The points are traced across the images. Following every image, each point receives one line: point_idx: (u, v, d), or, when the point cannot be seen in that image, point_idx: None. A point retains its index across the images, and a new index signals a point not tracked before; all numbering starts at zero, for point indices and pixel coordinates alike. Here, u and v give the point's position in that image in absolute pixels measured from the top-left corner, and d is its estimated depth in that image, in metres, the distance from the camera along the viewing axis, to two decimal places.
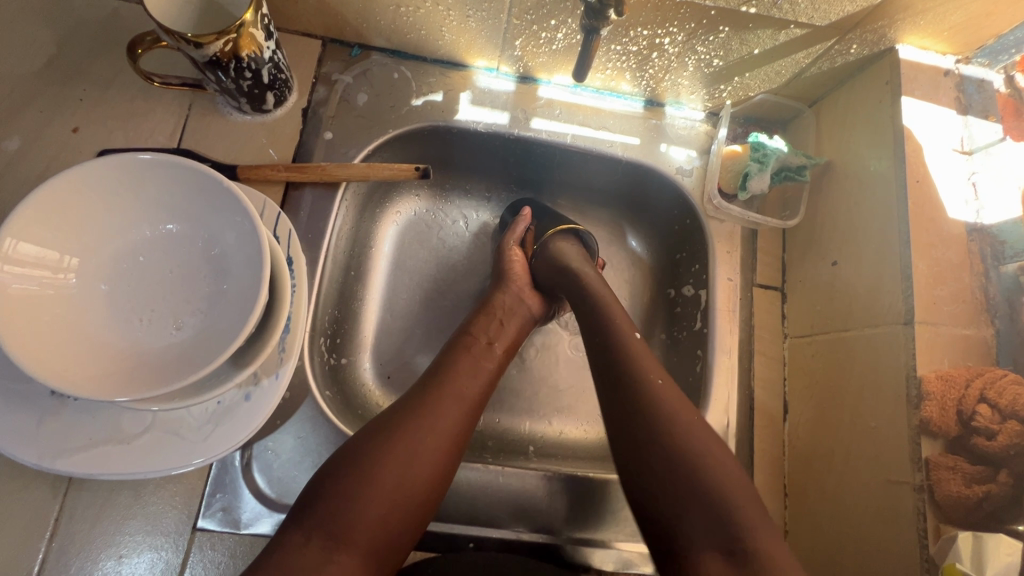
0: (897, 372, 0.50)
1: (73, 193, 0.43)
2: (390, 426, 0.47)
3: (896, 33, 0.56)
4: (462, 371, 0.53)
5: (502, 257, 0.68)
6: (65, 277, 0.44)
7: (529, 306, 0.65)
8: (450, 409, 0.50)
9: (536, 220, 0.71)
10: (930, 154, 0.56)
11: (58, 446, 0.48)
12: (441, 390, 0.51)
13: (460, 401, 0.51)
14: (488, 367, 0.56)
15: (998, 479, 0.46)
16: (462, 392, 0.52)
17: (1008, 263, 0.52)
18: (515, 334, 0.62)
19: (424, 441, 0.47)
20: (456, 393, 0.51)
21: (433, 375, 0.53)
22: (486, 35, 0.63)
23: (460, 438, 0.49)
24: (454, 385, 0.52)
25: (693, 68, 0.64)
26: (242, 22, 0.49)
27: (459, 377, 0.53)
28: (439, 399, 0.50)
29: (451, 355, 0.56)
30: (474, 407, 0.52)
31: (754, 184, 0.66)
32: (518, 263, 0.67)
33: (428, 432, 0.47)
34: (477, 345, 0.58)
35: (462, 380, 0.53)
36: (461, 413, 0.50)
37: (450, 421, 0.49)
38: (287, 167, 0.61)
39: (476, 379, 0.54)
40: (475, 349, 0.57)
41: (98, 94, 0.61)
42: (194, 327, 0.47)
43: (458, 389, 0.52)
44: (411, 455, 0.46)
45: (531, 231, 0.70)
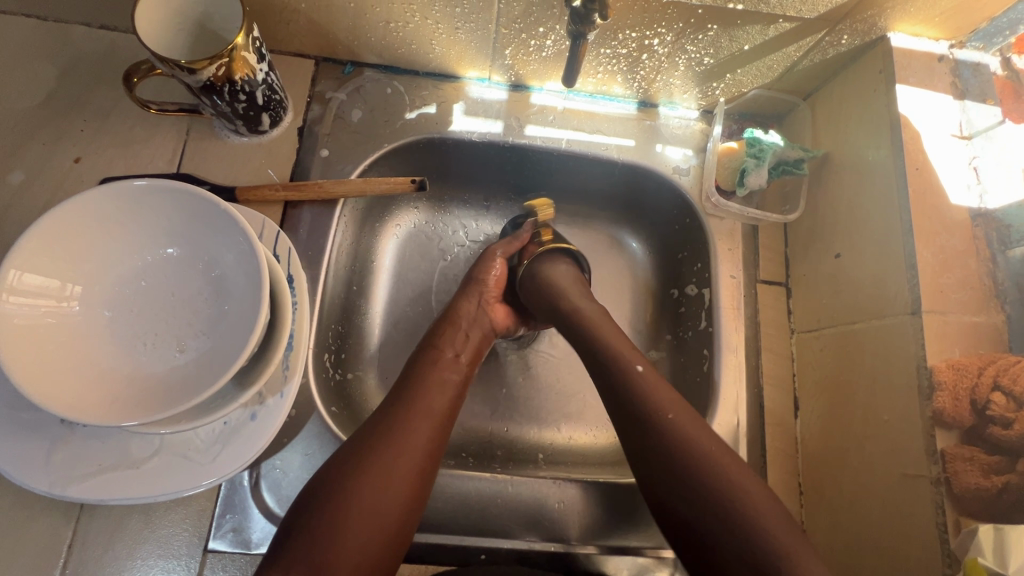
0: (907, 363, 0.49)
1: (73, 222, 0.44)
2: (364, 446, 0.48)
3: (887, 21, 0.56)
4: (431, 387, 0.55)
5: (483, 265, 0.68)
6: (68, 305, 0.44)
7: (493, 317, 0.66)
8: (420, 425, 0.51)
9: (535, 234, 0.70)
10: (928, 140, 0.55)
11: (69, 472, 0.48)
12: (408, 406, 0.52)
13: (429, 416, 0.52)
14: (455, 379, 0.57)
15: (1016, 469, 0.44)
16: (430, 407, 0.53)
17: (1015, 248, 0.51)
18: (480, 344, 0.63)
19: (399, 460, 0.48)
20: (425, 407, 0.52)
21: (401, 392, 0.54)
22: (475, 46, 0.63)
23: (433, 452, 0.51)
24: (422, 401, 0.53)
25: (684, 67, 0.64)
26: (234, 46, 0.50)
27: (427, 393, 0.54)
28: (410, 417, 0.51)
29: (419, 370, 0.56)
30: (444, 421, 0.53)
31: (752, 180, 0.65)
32: (495, 275, 0.68)
33: (401, 452, 0.48)
34: (444, 357, 0.59)
35: (429, 396, 0.54)
36: (432, 428, 0.51)
37: (421, 438, 0.50)
38: (285, 187, 0.61)
39: (445, 393, 0.55)
40: (442, 363, 0.58)
41: (99, 124, 0.62)
42: (196, 349, 0.47)
43: (426, 404, 0.53)
44: (385, 474, 0.47)
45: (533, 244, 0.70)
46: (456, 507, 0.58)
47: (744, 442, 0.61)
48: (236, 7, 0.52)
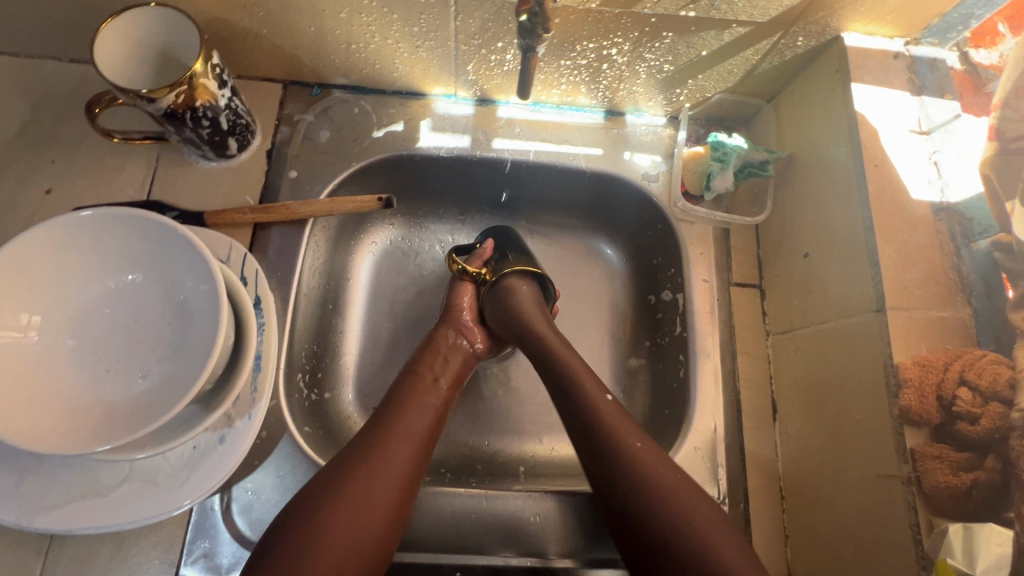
0: (875, 360, 0.49)
1: (32, 253, 0.44)
2: (341, 467, 0.48)
3: (840, 21, 0.56)
4: (410, 410, 0.55)
5: (454, 291, 0.69)
6: (27, 335, 0.45)
7: (472, 344, 0.66)
8: (398, 446, 0.51)
9: (497, 251, 0.70)
10: (887, 137, 0.55)
11: (35, 503, 0.48)
12: (387, 428, 0.52)
13: (408, 438, 0.52)
14: (435, 402, 0.57)
15: (986, 466, 0.43)
16: (409, 429, 0.53)
17: (979, 240, 0.51)
18: (461, 368, 0.63)
19: (376, 482, 0.48)
20: (405, 430, 0.52)
21: (379, 415, 0.54)
22: (437, 63, 0.64)
23: (412, 475, 0.50)
24: (401, 424, 0.53)
25: (645, 75, 0.64)
26: (193, 73, 0.51)
27: (406, 415, 0.54)
28: (389, 439, 0.51)
29: (399, 393, 0.56)
30: (423, 444, 0.53)
31: (718, 183, 0.65)
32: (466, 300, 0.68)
33: (378, 473, 0.48)
34: (421, 381, 0.58)
35: (407, 418, 0.54)
36: (410, 451, 0.51)
37: (398, 460, 0.50)
38: (253, 209, 0.62)
39: (423, 416, 0.55)
40: (420, 386, 0.58)
41: (69, 155, 0.63)
42: (159, 374, 0.47)
43: (404, 427, 0.53)
44: (361, 495, 0.47)
45: (492, 261, 0.69)
46: (431, 523, 0.58)
47: (723, 447, 0.60)
48: (194, 35, 0.53)
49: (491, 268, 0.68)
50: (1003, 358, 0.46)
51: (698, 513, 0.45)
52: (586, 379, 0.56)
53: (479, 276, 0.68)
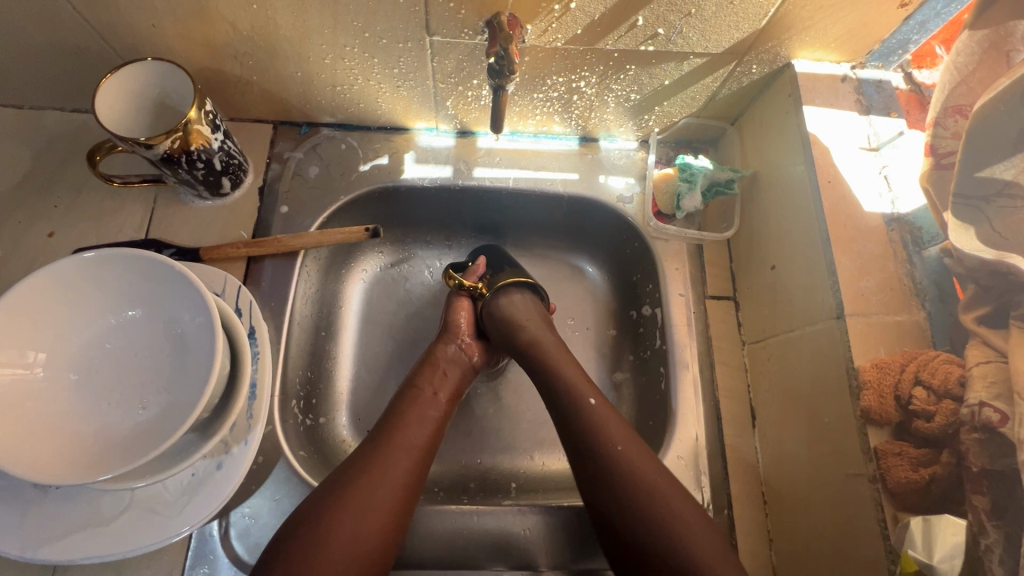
0: (838, 364, 0.52)
1: (39, 294, 0.47)
2: (345, 477, 0.51)
3: (789, 50, 0.61)
4: (410, 422, 0.57)
5: (450, 310, 0.71)
6: (32, 372, 0.47)
7: (471, 357, 0.68)
8: (399, 459, 0.53)
9: (490, 268, 0.73)
10: (838, 155, 0.59)
11: (39, 535, 0.49)
12: (389, 438, 0.54)
13: (409, 450, 0.54)
14: (434, 416, 0.59)
15: (942, 461, 0.46)
16: (409, 442, 0.55)
17: (929, 248, 0.54)
18: (459, 382, 0.65)
19: (376, 494, 0.50)
20: (405, 443, 0.54)
21: (382, 426, 0.56)
22: (418, 100, 0.68)
23: (412, 486, 0.52)
24: (402, 435, 0.55)
25: (614, 104, 0.68)
26: (187, 121, 0.55)
27: (406, 428, 0.56)
28: (389, 452, 0.53)
29: (399, 407, 0.58)
30: (423, 456, 0.55)
31: (687, 203, 0.69)
32: (464, 316, 0.70)
33: (381, 483, 0.50)
34: (422, 395, 0.60)
35: (409, 429, 0.56)
36: (411, 462, 0.53)
37: (401, 470, 0.52)
38: (247, 244, 0.65)
39: (424, 428, 0.57)
40: (421, 399, 0.60)
41: (71, 199, 0.66)
42: (159, 404, 0.49)
43: (406, 437, 0.55)
44: (365, 502, 0.49)
45: (485, 277, 0.72)
46: (425, 540, 0.59)
47: (704, 455, 0.62)
48: (188, 84, 0.57)
49: (487, 283, 0.70)
50: (955, 357, 0.48)
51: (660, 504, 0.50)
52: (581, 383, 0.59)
53: (476, 291, 0.70)
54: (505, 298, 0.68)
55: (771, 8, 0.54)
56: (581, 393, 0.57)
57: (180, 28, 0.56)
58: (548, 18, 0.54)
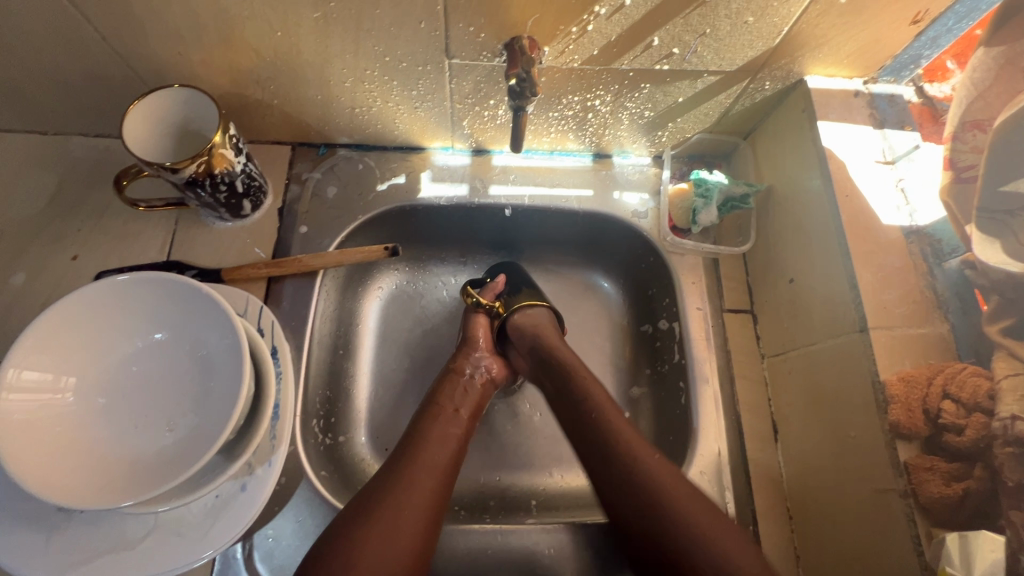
0: (864, 378, 0.52)
1: (70, 317, 0.48)
2: (370, 498, 0.50)
3: (802, 67, 0.62)
4: (433, 440, 0.57)
5: (467, 322, 0.72)
6: (62, 396, 0.47)
7: (492, 373, 0.68)
8: (423, 477, 0.53)
9: (511, 286, 0.73)
10: (854, 168, 0.60)
11: (65, 560, 0.49)
12: (411, 456, 0.54)
13: (433, 469, 0.54)
14: (456, 433, 0.59)
15: (976, 475, 0.45)
16: (433, 460, 0.55)
17: (950, 260, 0.54)
18: (480, 398, 0.65)
19: (403, 513, 0.50)
20: (429, 462, 0.54)
21: (405, 445, 0.56)
22: (435, 120, 0.69)
23: (438, 506, 0.52)
24: (426, 454, 0.55)
25: (628, 121, 0.69)
26: (213, 145, 0.56)
27: (429, 447, 0.56)
28: (413, 471, 0.53)
29: (421, 425, 0.59)
30: (447, 475, 0.55)
31: (703, 218, 0.70)
32: (482, 330, 0.70)
33: (409, 502, 0.50)
34: (444, 412, 0.61)
35: (431, 447, 0.56)
36: (436, 481, 0.53)
37: (426, 489, 0.52)
38: (267, 264, 0.66)
39: (447, 447, 0.57)
40: (444, 417, 0.60)
41: (93, 223, 0.67)
42: (185, 427, 0.50)
43: (428, 455, 0.55)
44: (392, 522, 0.49)
45: (503, 295, 0.73)
46: (448, 559, 0.59)
47: (728, 470, 0.62)
48: (213, 109, 0.58)
49: (503, 302, 0.72)
50: (982, 369, 0.48)
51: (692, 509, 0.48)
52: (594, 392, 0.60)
53: (493, 309, 0.71)
54: (525, 314, 0.70)
55: (785, 26, 0.55)
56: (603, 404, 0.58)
57: (205, 55, 0.57)
58: (565, 40, 0.55)
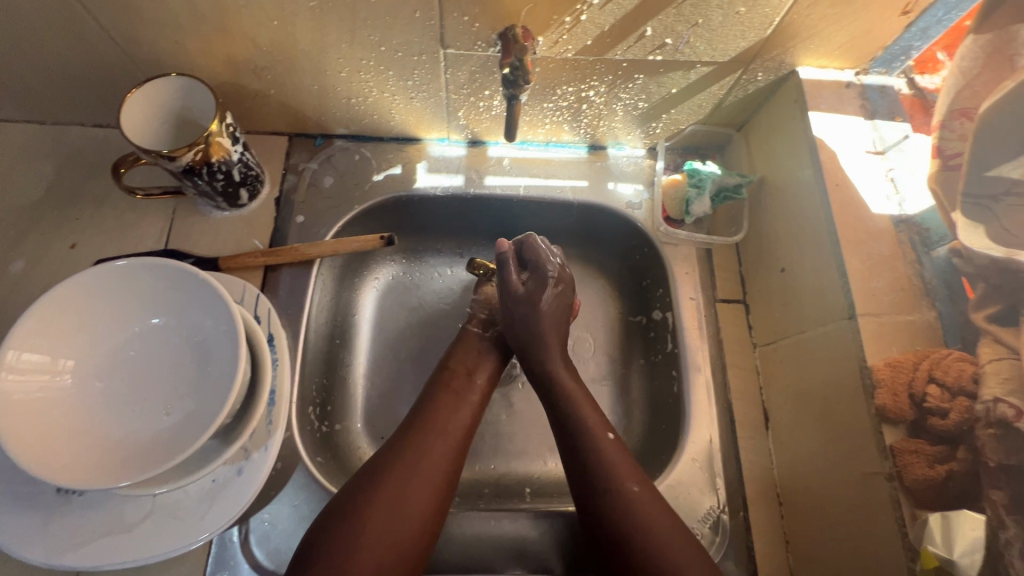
0: (852, 364, 0.52)
1: (69, 301, 0.48)
2: (377, 469, 0.52)
3: (794, 58, 0.62)
4: (444, 407, 0.59)
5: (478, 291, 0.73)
6: (61, 379, 0.48)
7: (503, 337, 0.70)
8: (434, 442, 0.55)
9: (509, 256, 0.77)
10: (845, 158, 0.60)
11: (64, 541, 0.50)
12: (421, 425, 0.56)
13: (444, 434, 0.56)
14: (468, 400, 0.61)
15: (958, 456, 0.46)
16: (444, 426, 0.57)
17: (938, 248, 0.55)
18: (495, 365, 0.68)
19: (416, 471, 0.52)
20: (440, 427, 0.57)
21: (417, 411, 0.59)
22: (431, 111, 0.69)
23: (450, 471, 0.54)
24: (437, 420, 0.57)
25: (622, 112, 0.70)
26: (209, 133, 0.56)
27: (440, 413, 0.58)
28: (426, 434, 0.55)
29: (434, 392, 0.61)
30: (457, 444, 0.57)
31: (696, 208, 0.70)
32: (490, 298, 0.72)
33: (423, 460, 0.53)
34: (457, 379, 0.63)
35: (442, 416, 0.58)
36: (446, 447, 0.55)
37: (438, 451, 0.54)
38: (264, 253, 0.66)
39: (458, 414, 0.59)
40: (455, 385, 0.62)
41: (92, 212, 0.68)
42: (182, 411, 0.50)
43: (438, 422, 0.57)
44: (400, 491, 0.51)
45: None
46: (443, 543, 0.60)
47: (719, 457, 0.62)
48: (210, 99, 0.58)
49: None
50: (968, 355, 0.49)
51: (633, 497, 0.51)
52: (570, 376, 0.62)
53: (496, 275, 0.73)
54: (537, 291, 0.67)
55: (777, 16, 0.55)
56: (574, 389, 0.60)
57: (202, 44, 0.57)
58: (559, 30, 0.55)
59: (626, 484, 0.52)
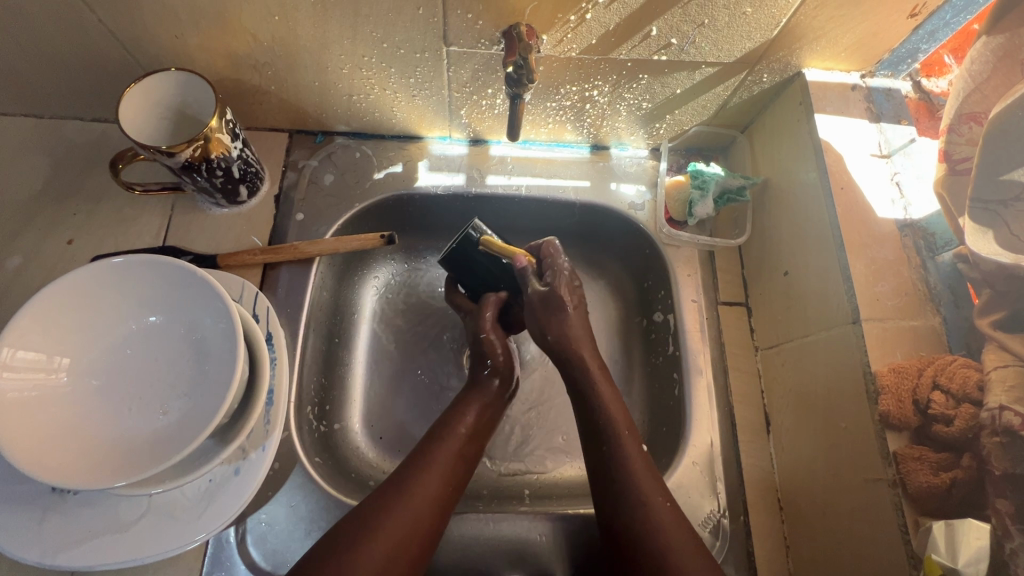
0: (855, 369, 0.52)
1: (64, 298, 0.48)
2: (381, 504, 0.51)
3: (800, 59, 0.62)
4: (438, 467, 0.55)
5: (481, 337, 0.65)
6: (57, 377, 0.47)
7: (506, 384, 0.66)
8: (422, 508, 0.52)
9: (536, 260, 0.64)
10: (851, 161, 0.60)
11: (58, 541, 0.49)
12: (423, 475, 0.54)
13: (432, 499, 0.53)
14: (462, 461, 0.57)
15: (963, 464, 0.46)
16: (435, 492, 0.53)
17: (942, 253, 0.55)
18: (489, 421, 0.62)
19: (405, 522, 0.50)
20: (430, 493, 0.53)
21: (416, 458, 0.56)
22: (433, 109, 0.69)
23: (431, 537, 0.51)
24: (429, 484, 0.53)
25: (626, 112, 0.69)
26: (208, 129, 0.55)
27: (432, 475, 0.54)
28: (415, 491, 0.52)
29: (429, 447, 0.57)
30: (443, 510, 0.53)
31: (699, 211, 0.69)
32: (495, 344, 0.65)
33: (410, 519, 0.50)
34: (455, 440, 0.58)
35: (433, 478, 0.54)
36: (433, 514, 0.52)
37: (425, 517, 0.51)
38: (263, 250, 0.66)
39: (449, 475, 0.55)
40: (451, 442, 0.58)
41: (89, 208, 0.67)
42: (179, 410, 0.50)
43: (433, 481, 0.54)
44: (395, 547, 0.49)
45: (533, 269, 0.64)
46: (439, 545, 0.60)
47: (720, 461, 0.62)
48: (209, 94, 0.58)
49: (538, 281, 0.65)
50: (973, 362, 0.49)
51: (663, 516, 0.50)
52: (609, 401, 0.58)
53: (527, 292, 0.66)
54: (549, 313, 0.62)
55: (783, 17, 0.55)
56: (611, 406, 0.57)
57: (202, 38, 0.57)
58: (563, 29, 0.55)
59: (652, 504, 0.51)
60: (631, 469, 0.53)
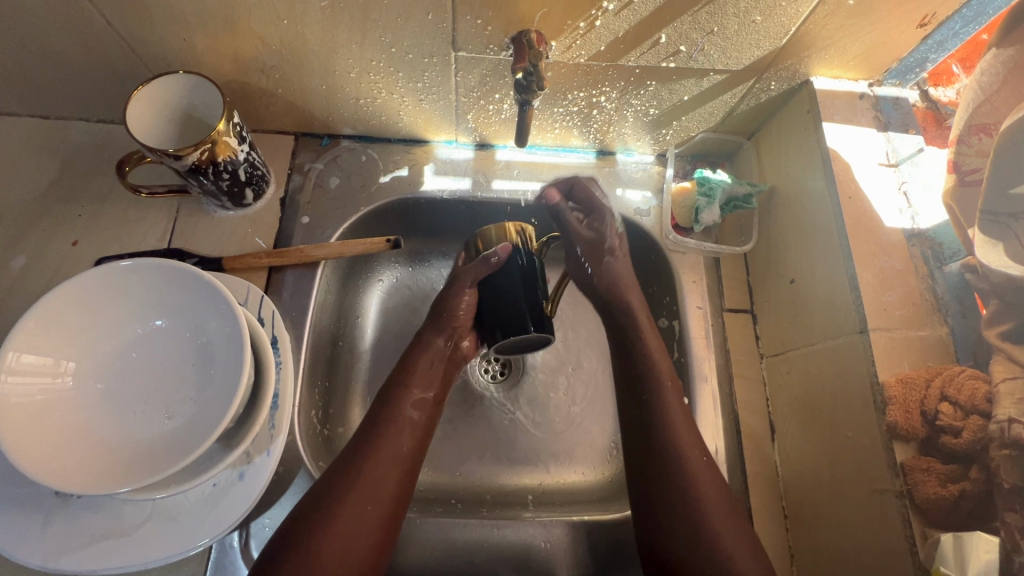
0: (862, 379, 0.52)
1: (70, 301, 0.47)
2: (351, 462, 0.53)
3: (808, 68, 0.62)
4: (395, 428, 0.56)
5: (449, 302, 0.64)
6: (63, 380, 0.47)
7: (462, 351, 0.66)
8: (387, 469, 0.53)
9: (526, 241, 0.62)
10: (859, 170, 0.60)
11: (62, 545, 0.49)
12: (384, 436, 0.55)
13: (396, 461, 0.54)
14: (420, 419, 0.58)
15: (971, 476, 0.46)
16: (397, 451, 0.55)
17: (951, 263, 0.55)
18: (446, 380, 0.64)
19: (371, 482, 0.52)
20: (392, 453, 0.54)
21: (376, 417, 0.57)
22: (440, 113, 0.69)
23: (399, 497, 0.53)
24: (389, 445, 0.55)
25: (633, 118, 0.69)
26: (216, 133, 0.55)
27: (393, 436, 0.55)
28: (378, 451, 0.54)
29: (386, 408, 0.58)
30: (409, 472, 0.55)
31: (706, 216, 0.70)
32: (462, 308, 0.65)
33: (375, 477, 0.52)
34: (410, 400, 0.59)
35: (396, 439, 0.55)
36: (398, 474, 0.54)
37: (388, 479, 0.53)
38: (268, 253, 0.65)
39: (410, 437, 0.57)
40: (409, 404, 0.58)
41: (94, 209, 0.67)
42: (184, 414, 0.49)
43: (393, 442, 0.55)
44: (364, 503, 0.51)
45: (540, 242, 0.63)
46: (442, 551, 0.59)
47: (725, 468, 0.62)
48: (217, 97, 0.58)
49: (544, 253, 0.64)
50: (980, 373, 0.49)
51: (713, 507, 0.52)
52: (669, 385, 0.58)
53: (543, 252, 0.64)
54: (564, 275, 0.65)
55: (792, 26, 0.55)
56: (664, 380, 0.59)
57: (210, 41, 0.57)
58: (572, 35, 0.55)
59: (706, 501, 0.52)
60: (685, 455, 0.54)
